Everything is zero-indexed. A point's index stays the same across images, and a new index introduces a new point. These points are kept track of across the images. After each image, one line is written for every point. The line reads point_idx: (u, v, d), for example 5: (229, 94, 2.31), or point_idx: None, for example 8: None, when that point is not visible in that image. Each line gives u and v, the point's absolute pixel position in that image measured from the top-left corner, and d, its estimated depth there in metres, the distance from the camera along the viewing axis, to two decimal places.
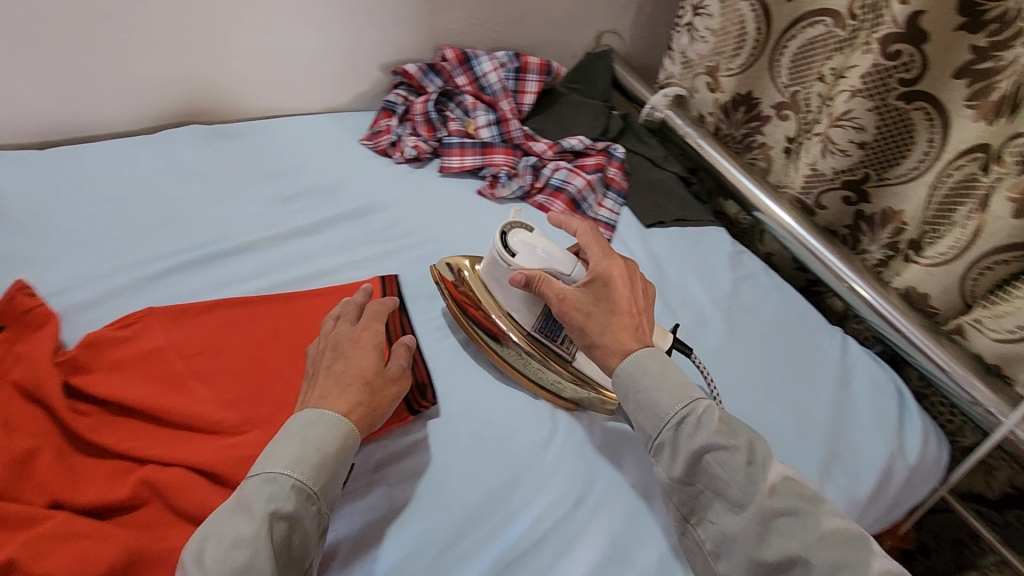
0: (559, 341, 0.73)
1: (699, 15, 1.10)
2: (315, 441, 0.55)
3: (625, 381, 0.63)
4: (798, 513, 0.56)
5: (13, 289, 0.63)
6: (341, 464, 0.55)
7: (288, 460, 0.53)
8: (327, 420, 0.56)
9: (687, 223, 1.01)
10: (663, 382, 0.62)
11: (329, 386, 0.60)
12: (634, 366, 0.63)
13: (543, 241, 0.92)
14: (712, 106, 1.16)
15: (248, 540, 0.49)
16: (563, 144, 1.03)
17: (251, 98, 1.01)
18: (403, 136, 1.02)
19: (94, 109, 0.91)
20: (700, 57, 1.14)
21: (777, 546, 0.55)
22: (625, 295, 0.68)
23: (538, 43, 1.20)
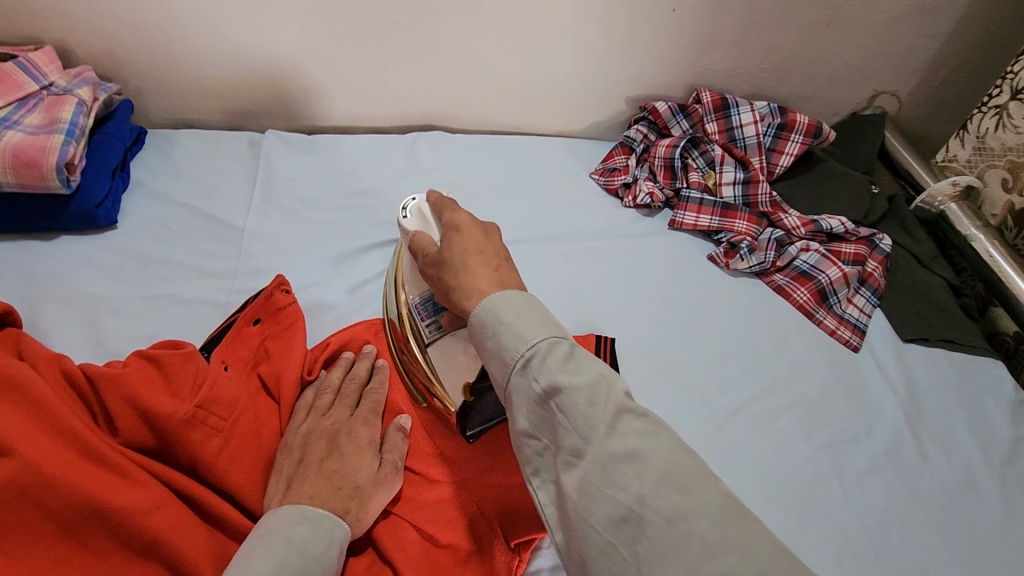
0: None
1: (1020, 99, 0.89)
2: (321, 544, 0.49)
3: (485, 320, 0.47)
4: (656, 466, 0.40)
5: (274, 285, 0.64)
6: (328, 568, 0.48)
7: (270, 569, 0.45)
8: (311, 518, 0.50)
9: (956, 347, 0.83)
10: (512, 321, 0.46)
11: (319, 487, 0.53)
12: (491, 302, 0.47)
13: (779, 333, 0.82)
14: (1000, 208, 0.95)
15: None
16: (820, 222, 0.89)
17: (494, 111, 1.00)
18: (638, 179, 0.95)
19: (357, 102, 0.95)
20: (1004, 148, 0.93)
21: (663, 502, 0.38)
22: (471, 239, 0.53)
23: (800, 96, 1.06)
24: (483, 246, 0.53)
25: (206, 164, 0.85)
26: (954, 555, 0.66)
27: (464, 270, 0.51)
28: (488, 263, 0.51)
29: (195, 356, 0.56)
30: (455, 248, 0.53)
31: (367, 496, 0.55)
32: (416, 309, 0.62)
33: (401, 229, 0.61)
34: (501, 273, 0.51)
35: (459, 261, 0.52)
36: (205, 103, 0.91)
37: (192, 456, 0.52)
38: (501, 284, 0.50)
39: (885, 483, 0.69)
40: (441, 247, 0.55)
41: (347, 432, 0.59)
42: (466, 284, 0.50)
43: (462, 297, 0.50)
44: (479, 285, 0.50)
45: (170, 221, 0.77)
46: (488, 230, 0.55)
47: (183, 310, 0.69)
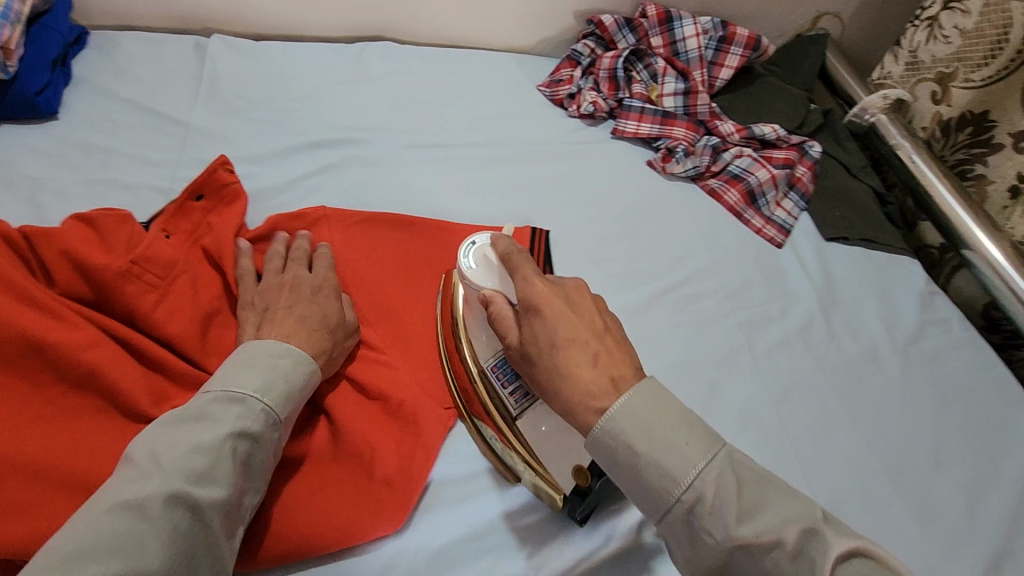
0: (511, 390, 0.57)
1: (950, 9, 0.92)
2: (299, 378, 0.53)
3: (615, 443, 0.46)
4: (789, 538, 0.41)
5: (217, 163, 0.68)
6: (303, 396, 0.53)
7: (256, 384, 0.50)
8: (294, 354, 0.53)
9: (873, 245, 0.89)
10: (653, 432, 0.45)
11: (289, 329, 0.56)
12: (610, 419, 0.46)
13: (709, 229, 0.86)
14: (929, 120, 0.98)
15: (206, 449, 0.45)
16: (753, 129, 0.93)
17: (444, 24, 1.01)
18: (583, 90, 0.98)
19: (306, 11, 0.95)
20: (934, 60, 0.96)
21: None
22: (562, 324, 0.51)
23: (746, 15, 1.09)
24: (591, 330, 0.51)
25: (151, 64, 0.85)
26: (853, 415, 0.71)
27: (560, 374, 0.49)
28: (586, 358, 0.50)
29: (129, 221, 0.59)
30: (545, 338, 0.51)
31: (336, 347, 0.59)
32: (495, 375, 0.58)
33: (467, 282, 0.58)
34: (618, 370, 0.49)
35: (556, 359, 0.50)
36: (151, 8, 0.91)
37: (128, 307, 0.55)
38: (614, 386, 0.48)
39: (795, 356, 0.74)
40: (525, 338, 0.52)
41: (311, 284, 0.62)
42: (589, 394, 0.48)
43: (564, 407, 0.49)
44: (597, 401, 0.48)
45: (113, 114, 0.78)
46: (586, 306, 0.53)
47: (126, 194, 0.71)
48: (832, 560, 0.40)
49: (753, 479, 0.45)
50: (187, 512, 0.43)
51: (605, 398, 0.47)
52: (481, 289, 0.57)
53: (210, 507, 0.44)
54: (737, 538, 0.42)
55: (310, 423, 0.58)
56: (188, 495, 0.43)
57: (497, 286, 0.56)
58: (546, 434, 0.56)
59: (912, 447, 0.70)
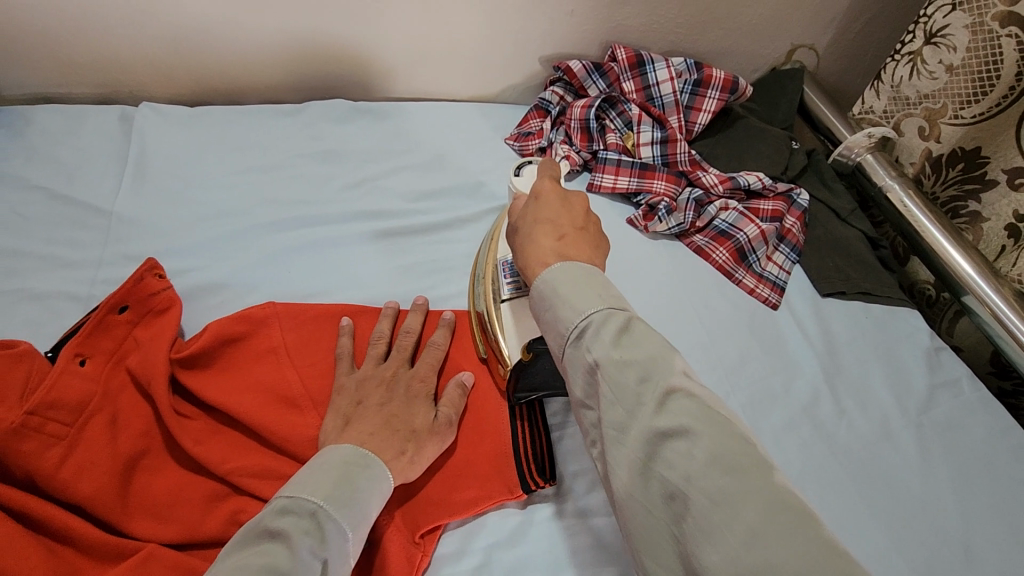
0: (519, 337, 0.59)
1: (934, 44, 0.86)
2: (372, 490, 0.48)
3: (544, 292, 0.48)
4: (702, 437, 0.37)
5: (144, 269, 0.58)
6: (373, 508, 0.48)
7: (327, 490, 0.45)
8: (363, 458, 0.49)
9: (872, 299, 0.83)
10: (581, 306, 0.45)
11: (377, 424, 0.53)
12: (550, 274, 0.48)
13: (699, 293, 0.79)
14: (918, 156, 0.93)
15: (287, 574, 0.39)
16: (737, 179, 0.87)
17: (401, 77, 0.93)
18: (554, 142, 0.91)
19: (246, 71, 0.87)
20: (920, 95, 0.90)
21: (707, 481, 0.36)
22: (546, 209, 0.55)
23: (719, 52, 1.04)
24: (573, 219, 0.55)
25: (69, 142, 0.76)
26: (872, 504, 0.65)
27: (527, 238, 0.54)
28: (552, 232, 0.53)
29: (31, 355, 0.50)
30: (529, 215, 0.56)
31: (421, 440, 0.54)
32: (502, 268, 0.64)
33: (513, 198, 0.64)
34: (572, 245, 0.52)
35: (527, 228, 0.54)
36: (70, 76, 0.81)
37: (27, 468, 0.46)
38: (561, 253, 0.51)
39: (803, 438, 0.68)
40: (518, 216, 0.58)
41: (407, 383, 0.58)
42: (543, 250, 0.51)
43: (523, 260, 0.53)
44: (544, 256, 0.51)
45: (23, 207, 0.69)
46: (578, 211, 0.56)
47: (36, 306, 0.61)
48: (749, 476, 0.36)
49: (694, 391, 0.40)
50: None
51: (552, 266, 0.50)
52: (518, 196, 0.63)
53: None
54: (650, 424, 0.39)
55: None
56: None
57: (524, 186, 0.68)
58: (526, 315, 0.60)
59: (938, 537, 0.64)
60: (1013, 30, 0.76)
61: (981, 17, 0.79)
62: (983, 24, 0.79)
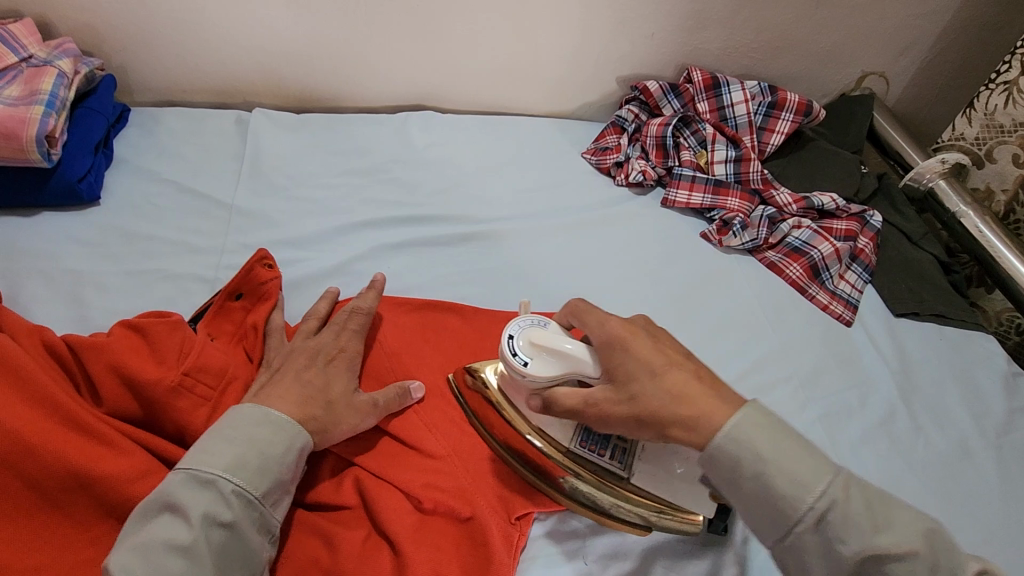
0: (608, 455, 0.53)
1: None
2: (280, 448, 0.48)
3: (743, 459, 0.43)
4: (829, 484, 0.42)
5: (256, 259, 0.64)
6: (287, 471, 0.48)
7: (230, 463, 0.46)
8: (274, 421, 0.49)
9: (944, 321, 0.84)
10: (776, 454, 0.43)
11: (295, 393, 0.53)
12: (739, 431, 0.43)
13: (773, 307, 0.81)
14: (1011, 183, 0.94)
15: (185, 549, 0.42)
16: (811, 199, 0.89)
17: (486, 92, 0.99)
18: (631, 158, 0.95)
19: (348, 83, 0.94)
20: (1016, 124, 0.91)
21: (841, 521, 0.41)
22: (650, 354, 0.48)
23: (790, 76, 1.07)
24: (662, 356, 0.48)
25: (192, 141, 0.83)
26: (951, 519, 0.65)
27: (683, 403, 0.45)
28: (688, 376, 0.47)
29: (182, 326, 0.55)
30: (636, 372, 0.47)
31: (338, 412, 0.54)
32: (584, 447, 0.54)
33: (523, 377, 0.51)
34: (715, 389, 0.47)
35: (658, 391, 0.46)
36: (193, 82, 0.90)
37: (179, 424, 0.51)
38: (714, 390, 0.46)
39: (881, 452, 0.69)
40: (608, 370, 0.49)
41: (330, 353, 0.59)
42: (701, 416, 0.45)
43: (692, 427, 0.45)
44: (715, 418, 0.44)
45: (156, 197, 0.76)
46: (650, 328, 0.51)
47: (170, 285, 0.68)
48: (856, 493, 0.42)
49: (790, 431, 0.45)
50: None
51: (721, 415, 0.45)
52: (545, 379, 0.50)
53: None
54: (780, 489, 0.42)
55: (374, 550, 0.51)
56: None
57: (574, 359, 0.50)
58: (681, 475, 0.52)
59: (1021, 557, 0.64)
60: None
61: None
62: None
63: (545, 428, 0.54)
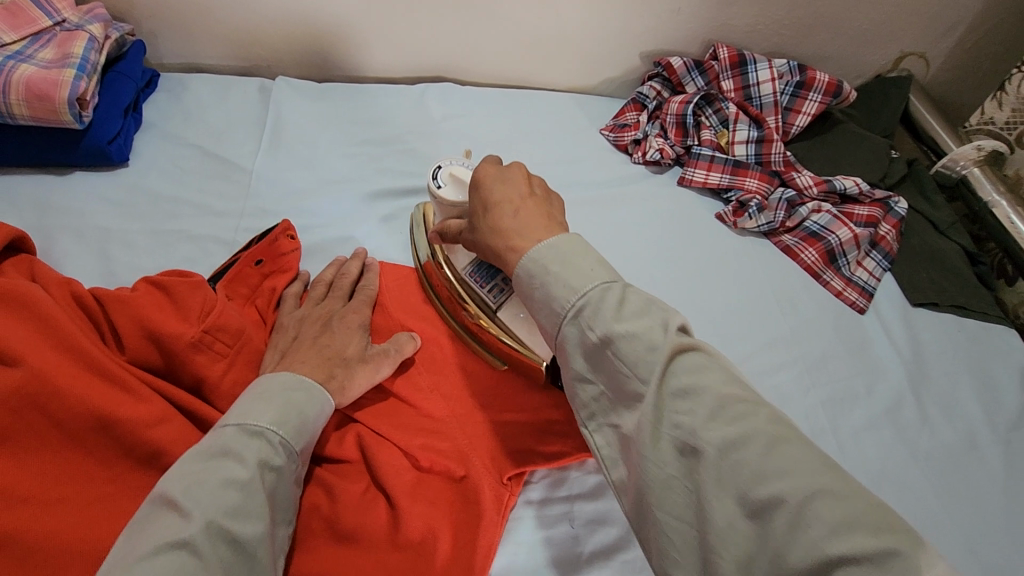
0: (488, 289, 0.61)
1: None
2: (315, 409, 0.52)
3: (532, 270, 0.49)
4: (713, 397, 0.40)
5: (280, 230, 0.67)
6: (317, 428, 0.52)
7: (274, 416, 0.49)
8: (307, 385, 0.52)
9: (965, 313, 0.82)
10: (570, 262, 0.47)
11: (311, 354, 0.56)
12: (540, 249, 0.49)
13: (785, 292, 0.80)
14: None
15: (243, 485, 0.44)
16: (833, 183, 0.87)
17: (505, 66, 0.98)
18: (649, 135, 0.94)
19: (369, 54, 0.94)
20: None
21: (715, 432, 0.39)
22: (508, 196, 0.53)
23: (822, 55, 1.03)
24: (523, 199, 0.53)
25: (217, 107, 0.85)
26: (952, 513, 0.65)
27: (506, 237, 0.51)
28: (519, 210, 0.52)
29: (202, 285, 0.58)
30: (480, 208, 0.54)
31: (353, 368, 0.57)
32: (473, 278, 0.62)
33: (436, 200, 0.61)
34: (539, 223, 0.52)
35: (490, 225, 0.53)
36: (220, 50, 0.92)
37: (196, 377, 0.54)
38: (546, 222, 0.52)
39: (884, 440, 0.68)
40: (471, 210, 0.56)
41: (340, 317, 0.62)
42: (508, 235, 0.51)
43: (505, 251, 0.52)
44: (518, 242, 0.51)
45: (181, 161, 0.79)
46: (520, 174, 0.55)
47: (191, 246, 0.71)
48: (746, 413, 0.39)
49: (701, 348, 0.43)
50: (229, 548, 0.42)
51: (542, 236, 0.50)
52: (449, 205, 0.60)
53: (250, 542, 0.43)
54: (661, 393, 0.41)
55: (372, 502, 0.54)
56: (222, 529, 0.42)
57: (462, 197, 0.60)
58: (521, 321, 0.59)
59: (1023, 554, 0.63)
60: None
61: None
62: None
63: (453, 257, 0.64)
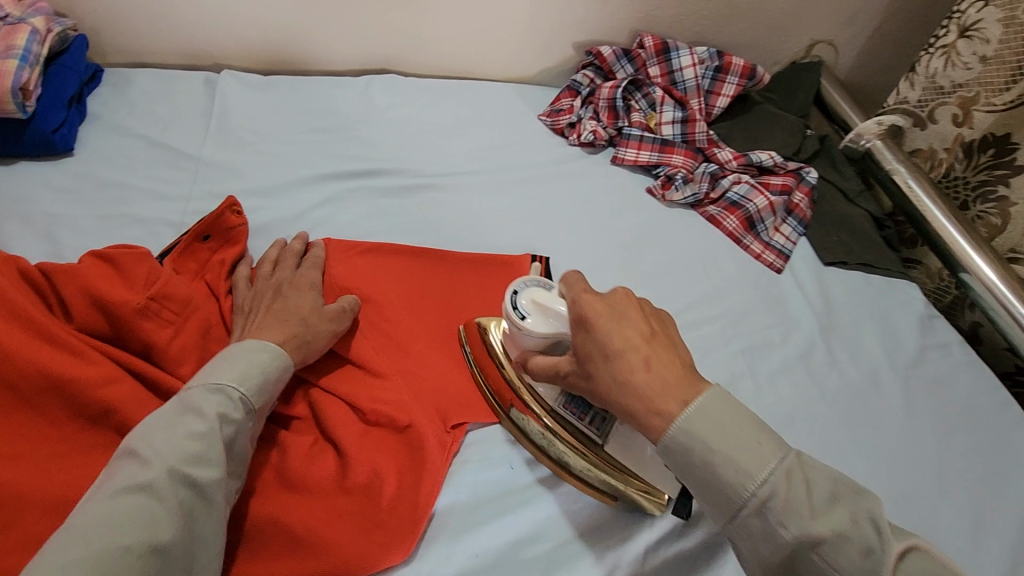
0: (587, 420, 0.60)
1: (968, 37, 0.91)
2: (275, 372, 0.55)
3: (688, 445, 0.44)
4: (841, 520, 0.40)
5: (225, 205, 0.70)
6: (278, 386, 0.55)
7: (234, 374, 0.51)
8: (271, 348, 0.55)
9: (872, 270, 0.90)
10: (714, 420, 0.44)
11: (267, 321, 0.60)
12: (697, 413, 0.44)
13: (709, 256, 0.87)
14: (951, 142, 0.96)
15: (202, 436, 0.47)
16: (750, 156, 0.95)
17: (447, 58, 1.04)
18: (584, 119, 1.00)
19: (315, 49, 0.98)
20: (954, 85, 0.94)
21: (843, 559, 0.39)
22: (623, 330, 0.48)
23: (741, 44, 1.12)
24: (636, 334, 0.48)
25: (164, 100, 0.88)
26: (857, 441, 0.71)
27: (622, 383, 0.47)
28: (638, 356, 0.47)
29: (148, 257, 0.61)
30: (597, 351, 0.48)
31: (315, 327, 0.61)
32: (569, 410, 0.60)
33: (521, 330, 0.57)
34: (664, 370, 0.46)
35: (610, 370, 0.47)
36: (165, 45, 0.94)
37: (145, 342, 0.57)
38: (665, 378, 0.46)
39: (797, 380, 0.75)
40: (579, 352, 0.50)
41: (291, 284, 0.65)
42: (644, 395, 0.46)
43: (629, 410, 0.46)
44: (660, 404, 0.45)
45: (127, 150, 0.81)
46: (578, 287, 0.53)
47: (140, 228, 0.73)
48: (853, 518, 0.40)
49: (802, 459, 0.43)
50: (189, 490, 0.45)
51: (677, 402, 0.45)
52: (539, 336, 0.56)
53: (208, 486, 0.46)
54: (790, 536, 0.40)
55: (320, 452, 0.57)
56: (184, 475, 0.45)
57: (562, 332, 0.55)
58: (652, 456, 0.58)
59: (919, 474, 0.70)
60: None
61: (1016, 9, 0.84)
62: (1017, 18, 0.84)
63: (539, 390, 0.61)
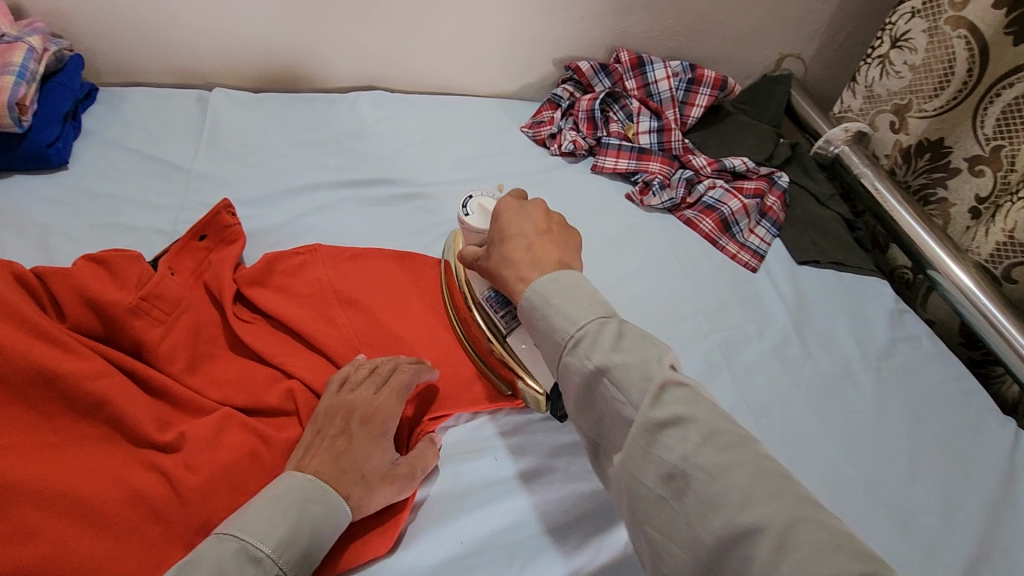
0: (501, 314, 0.66)
1: (898, 47, 0.97)
2: (327, 531, 0.50)
3: (535, 302, 0.54)
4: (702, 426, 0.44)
5: (220, 206, 0.72)
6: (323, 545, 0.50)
7: (276, 534, 0.47)
8: (321, 495, 0.51)
9: (843, 268, 0.93)
10: (570, 303, 0.52)
11: (334, 470, 0.53)
12: (541, 285, 0.54)
13: (687, 257, 0.90)
14: (891, 148, 1.03)
15: None
16: (723, 162, 0.99)
17: (432, 74, 1.08)
18: (563, 130, 1.04)
19: (304, 67, 1.02)
20: (890, 93, 1.01)
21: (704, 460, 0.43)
22: (528, 222, 0.61)
23: (713, 58, 1.17)
24: (537, 226, 0.61)
25: (156, 116, 0.91)
26: (831, 427, 0.73)
27: (505, 257, 0.59)
28: (522, 243, 0.59)
29: (140, 259, 0.63)
30: (499, 235, 0.61)
31: (373, 484, 0.54)
32: (489, 304, 0.66)
33: (464, 225, 0.68)
34: (540, 253, 0.58)
35: (502, 242, 0.60)
36: (158, 65, 0.97)
37: (135, 340, 0.59)
38: (539, 261, 0.57)
39: (772, 373, 0.77)
40: (492, 237, 0.62)
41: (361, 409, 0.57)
42: (516, 266, 0.57)
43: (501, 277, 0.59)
44: (524, 272, 0.57)
45: (120, 164, 0.83)
46: (510, 204, 0.63)
47: (132, 236, 0.75)
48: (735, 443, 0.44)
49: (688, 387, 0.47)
50: None
51: (532, 273, 0.56)
52: (476, 230, 0.67)
53: None
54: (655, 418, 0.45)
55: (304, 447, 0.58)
56: None
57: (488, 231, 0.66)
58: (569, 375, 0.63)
59: (891, 457, 0.72)
60: (963, 31, 0.87)
61: (938, 21, 0.90)
62: (938, 28, 0.90)
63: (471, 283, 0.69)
